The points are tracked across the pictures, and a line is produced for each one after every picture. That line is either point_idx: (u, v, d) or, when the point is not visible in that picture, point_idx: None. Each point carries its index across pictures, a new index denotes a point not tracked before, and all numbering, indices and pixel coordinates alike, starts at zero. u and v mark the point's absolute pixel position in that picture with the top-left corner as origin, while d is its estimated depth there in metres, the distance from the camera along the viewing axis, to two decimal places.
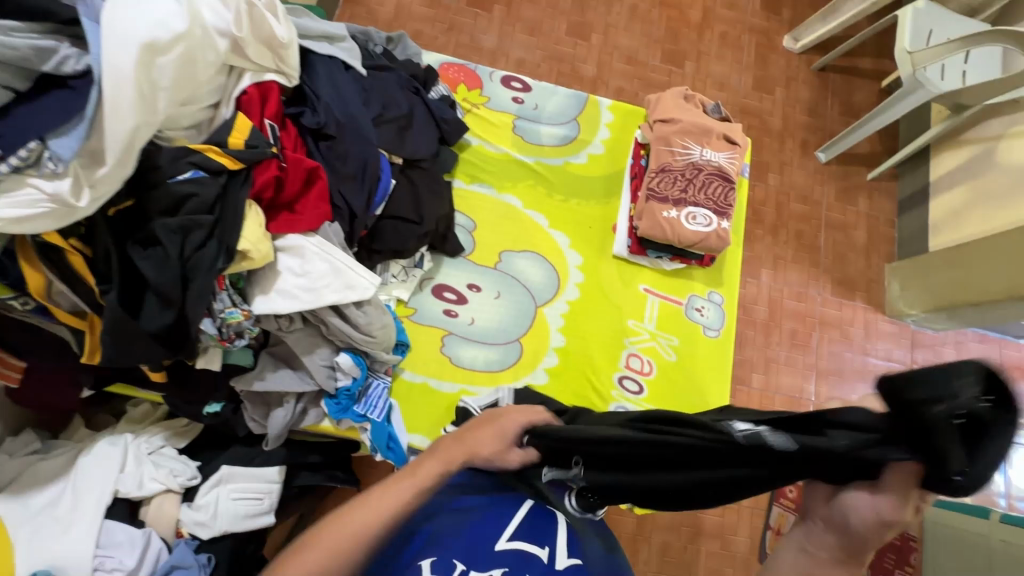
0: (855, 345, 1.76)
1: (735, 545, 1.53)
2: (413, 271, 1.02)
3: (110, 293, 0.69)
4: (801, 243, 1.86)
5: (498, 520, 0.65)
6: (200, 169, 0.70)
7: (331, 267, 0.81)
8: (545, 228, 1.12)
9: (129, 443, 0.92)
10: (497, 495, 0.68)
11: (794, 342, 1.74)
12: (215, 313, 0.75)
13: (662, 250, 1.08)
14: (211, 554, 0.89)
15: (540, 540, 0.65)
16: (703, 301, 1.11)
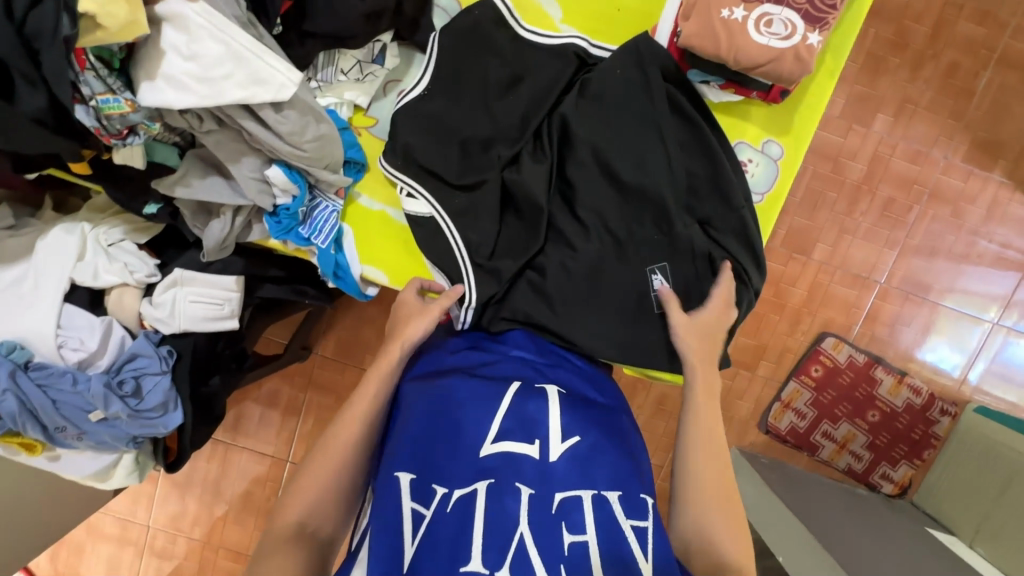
0: (965, 227, 1.39)
1: (736, 410, 1.46)
2: (371, 69, 0.81)
3: None
4: (948, 83, 1.36)
5: (482, 421, 0.64)
6: None
7: (230, 52, 0.62)
8: (555, 22, 0.83)
9: (85, 231, 0.89)
10: (479, 390, 0.67)
11: (886, 213, 1.39)
12: (86, 97, 0.60)
13: (711, 72, 0.77)
14: (172, 348, 0.92)
15: (529, 436, 0.63)
16: (753, 153, 0.84)
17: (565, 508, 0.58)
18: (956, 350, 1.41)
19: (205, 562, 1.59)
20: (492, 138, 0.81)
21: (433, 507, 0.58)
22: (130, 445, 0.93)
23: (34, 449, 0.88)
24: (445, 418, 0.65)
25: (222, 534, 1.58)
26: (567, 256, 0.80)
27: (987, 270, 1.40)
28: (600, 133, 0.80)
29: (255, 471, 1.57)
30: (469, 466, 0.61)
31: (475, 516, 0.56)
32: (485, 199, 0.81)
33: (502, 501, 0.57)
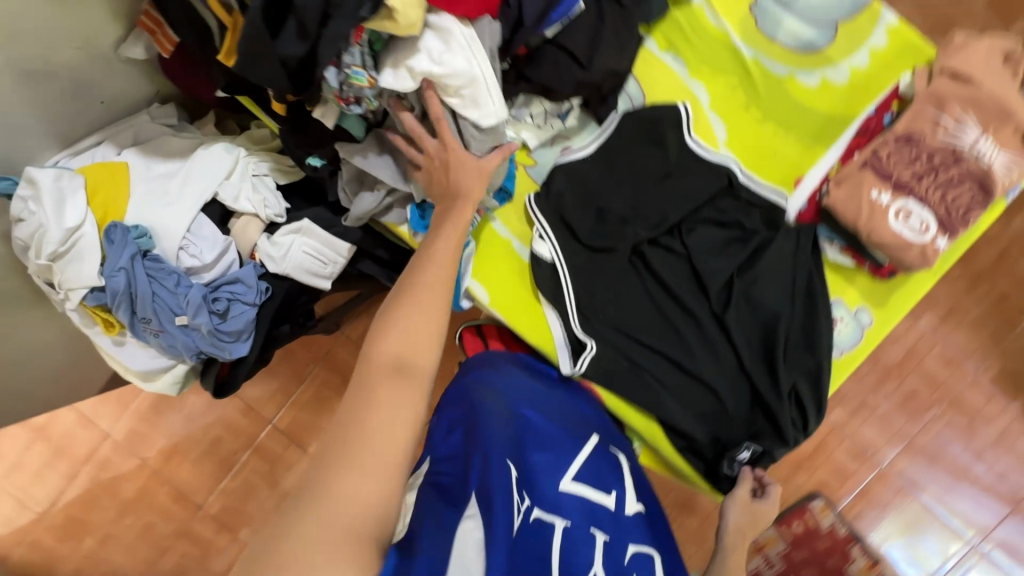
0: (971, 443, 1.46)
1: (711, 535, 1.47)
2: (553, 121, 0.90)
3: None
4: (996, 310, 1.47)
5: (567, 459, 0.78)
6: None
7: (472, 74, 0.71)
8: (718, 141, 0.91)
9: (241, 157, 0.96)
10: (567, 436, 0.82)
11: (907, 403, 1.47)
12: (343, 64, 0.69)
13: (839, 233, 0.87)
14: (269, 287, 0.96)
15: (606, 488, 0.78)
16: (845, 314, 0.91)
17: (637, 562, 0.70)
18: (914, 564, 1.44)
19: (146, 490, 1.55)
20: (630, 218, 0.90)
21: (526, 509, 0.66)
22: (193, 358, 0.95)
23: (110, 329, 0.91)
24: (538, 448, 0.77)
25: (177, 468, 1.56)
26: (659, 377, 0.92)
27: (978, 495, 1.45)
28: (722, 250, 0.90)
29: (236, 420, 1.57)
30: (552, 492, 0.72)
31: (558, 536, 0.66)
32: (610, 264, 0.91)
33: (586, 535, 0.69)
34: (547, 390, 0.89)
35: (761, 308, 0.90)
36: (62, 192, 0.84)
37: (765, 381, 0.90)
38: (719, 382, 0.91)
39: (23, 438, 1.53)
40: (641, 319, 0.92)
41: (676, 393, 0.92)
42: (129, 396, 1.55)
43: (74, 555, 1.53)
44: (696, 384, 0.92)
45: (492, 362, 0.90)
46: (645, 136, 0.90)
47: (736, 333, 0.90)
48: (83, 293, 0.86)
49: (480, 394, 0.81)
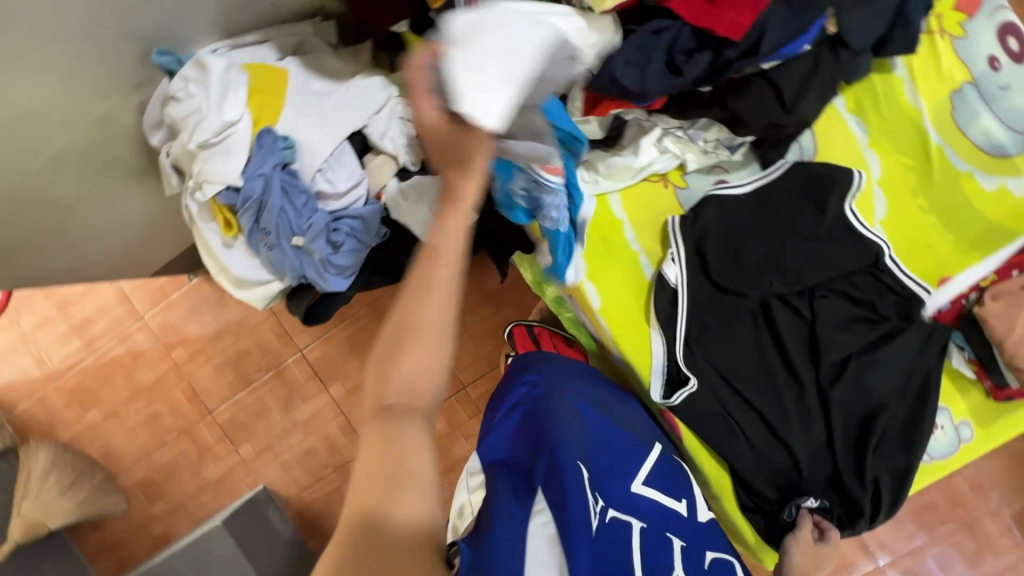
0: (950, 549, 1.54)
1: None
2: (721, 151, 0.88)
3: None
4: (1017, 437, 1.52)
5: (636, 464, 0.83)
6: None
7: (509, 51, 0.52)
8: (874, 218, 0.89)
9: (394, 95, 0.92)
10: (635, 442, 0.86)
11: (921, 513, 1.54)
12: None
13: (975, 343, 0.85)
14: (387, 232, 0.95)
15: (677, 494, 0.83)
16: (947, 422, 0.89)
17: (714, 566, 0.76)
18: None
19: (161, 382, 1.48)
20: (767, 269, 0.88)
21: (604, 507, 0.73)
22: (294, 280, 0.93)
23: (229, 229, 0.92)
24: (608, 451, 0.82)
25: (197, 369, 1.47)
26: (745, 432, 0.89)
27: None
28: (845, 321, 0.88)
29: (267, 339, 1.45)
30: (624, 492, 0.78)
31: (634, 538, 0.72)
32: (732, 308, 0.89)
33: (662, 537, 0.74)
34: (622, 407, 0.91)
35: (868, 394, 0.88)
36: (231, 69, 0.85)
37: (850, 465, 0.88)
38: (804, 452, 0.88)
39: (50, 298, 1.47)
40: (746, 366, 0.90)
41: (761, 448, 0.89)
42: (170, 288, 1.46)
43: (78, 423, 1.49)
44: (780, 448, 0.89)
45: (557, 364, 0.90)
46: (806, 189, 0.87)
47: (835, 407, 0.88)
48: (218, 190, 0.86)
49: (547, 395, 0.85)
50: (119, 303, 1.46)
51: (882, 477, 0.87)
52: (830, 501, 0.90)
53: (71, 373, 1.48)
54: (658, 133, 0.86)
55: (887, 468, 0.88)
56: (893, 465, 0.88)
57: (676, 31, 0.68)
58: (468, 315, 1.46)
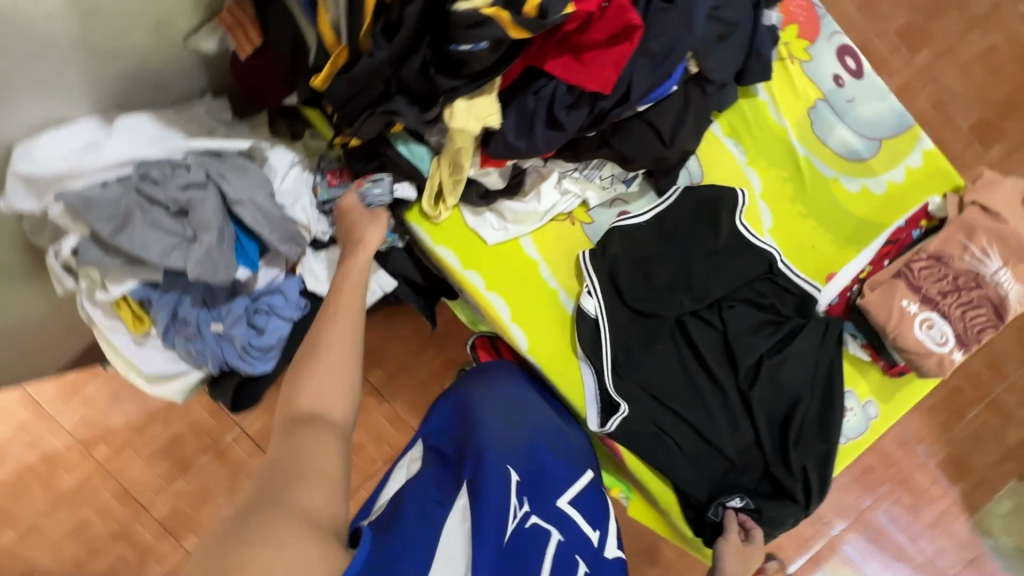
0: (897, 511, 1.67)
1: None
2: (618, 185, 0.93)
3: (378, 51, 0.70)
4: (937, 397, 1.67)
5: (565, 484, 0.82)
6: (485, 43, 0.65)
7: (84, 146, 0.80)
8: (763, 228, 0.97)
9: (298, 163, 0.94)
10: (565, 461, 0.85)
11: (864, 477, 1.65)
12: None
13: (864, 331, 0.94)
14: (308, 303, 0.93)
15: (595, 524, 0.80)
16: (855, 404, 0.98)
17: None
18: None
19: (85, 485, 1.33)
20: (676, 287, 0.93)
21: (522, 515, 0.72)
22: (215, 367, 0.89)
23: (138, 325, 0.86)
24: (533, 471, 0.80)
25: (125, 464, 1.34)
26: (680, 444, 0.93)
27: (913, 569, 1.66)
28: (752, 318, 0.95)
29: (200, 419, 1.36)
30: (546, 509, 0.77)
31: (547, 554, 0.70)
32: (652, 330, 0.93)
33: (570, 561, 0.72)
34: (563, 429, 0.91)
35: (782, 393, 0.94)
36: (109, 132, 0.82)
37: (775, 466, 0.93)
38: (734, 445, 0.94)
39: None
40: (664, 376, 0.94)
41: (698, 454, 0.94)
42: (83, 380, 1.32)
43: None
44: (703, 459, 0.94)
45: (502, 375, 0.92)
46: (695, 209, 0.94)
47: (756, 408, 0.94)
48: (133, 286, 0.82)
49: (485, 410, 0.84)
50: (27, 406, 1.30)
51: (801, 469, 0.93)
52: (760, 495, 0.95)
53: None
54: (556, 176, 0.90)
55: (805, 460, 0.94)
56: (813, 452, 0.94)
57: (553, 88, 0.72)
58: (412, 360, 1.44)
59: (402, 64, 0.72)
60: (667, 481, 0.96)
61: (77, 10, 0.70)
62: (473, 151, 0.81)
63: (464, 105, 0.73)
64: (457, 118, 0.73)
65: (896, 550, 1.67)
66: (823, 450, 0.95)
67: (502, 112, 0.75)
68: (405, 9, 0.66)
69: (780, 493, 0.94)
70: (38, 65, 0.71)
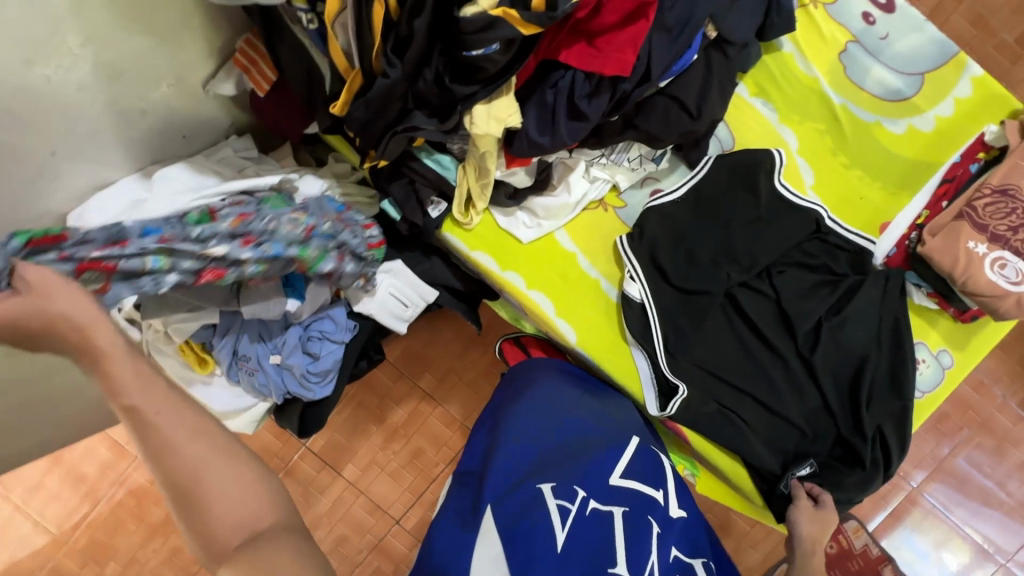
0: (989, 461, 1.59)
1: (745, 556, 1.48)
2: (647, 164, 0.91)
3: (393, 69, 0.69)
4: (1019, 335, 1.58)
5: (612, 460, 0.83)
6: (497, 46, 0.65)
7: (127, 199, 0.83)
8: (804, 186, 0.93)
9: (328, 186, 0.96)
10: (607, 439, 0.86)
11: (940, 426, 1.58)
12: (223, 253, 0.68)
13: (929, 279, 0.89)
14: (355, 324, 0.96)
15: (655, 485, 0.82)
16: (927, 355, 0.93)
17: (680, 563, 0.74)
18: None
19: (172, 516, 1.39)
20: (720, 260, 0.91)
21: (576, 505, 0.74)
22: (280, 397, 0.93)
23: (203, 366, 0.91)
24: (572, 463, 0.81)
25: None
26: (745, 419, 0.91)
27: (1004, 516, 1.58)
28: (797, 277, 0.92)
29: (267, 442, 1.42)
30: (598, 488, 0.78)
31: (609, 533, 0.72)
32: (700, 307, 0.91)
33: (640, 525, 0.74)
34: (606, 413, 0.91)
35: (846, 351, 0.91)
36: (150, 185, 0.86)
37: (844, 426, 0.91)
38: (798, 412, 0.91)
39: (35, 463, 1.35)
40: (719, 351, 0.92)
41: (760, 424, 0.91)
42: None
43: None
44: (766, 429, 0.92)
45: (532, 378, 0.93)
46: (732, 176, 0.91)
47: (821, 369, 0.90)
48: (192, 330, 0.85)
49: (518, 416, 0.86)
50: (109, 448, 1.35)
51: (875, 428, 0.90)
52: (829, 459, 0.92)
53: (79, 533, 1.36)
54: (582, 166, 0.88)
55: (876, 416, 0.90)
56: (884, 407, 0.91)
57: (571, 78, 0.70)
58: (460, 363, 1.45)
59: (418, 79, 0.72)
60: (735, 455, 0.94)
61: (103, 73, 0.72)
62: (497, 152, 0.80)
63: (483, 110, 0.73)
64: (478, 123, 0.73)
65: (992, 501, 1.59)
66: (895, 403, 0.91)
67: (521, 109, 0.74)
68: (413, 21, 0.65)
69: (850, 454, 0.91)
70: (74, 132, 0.74)
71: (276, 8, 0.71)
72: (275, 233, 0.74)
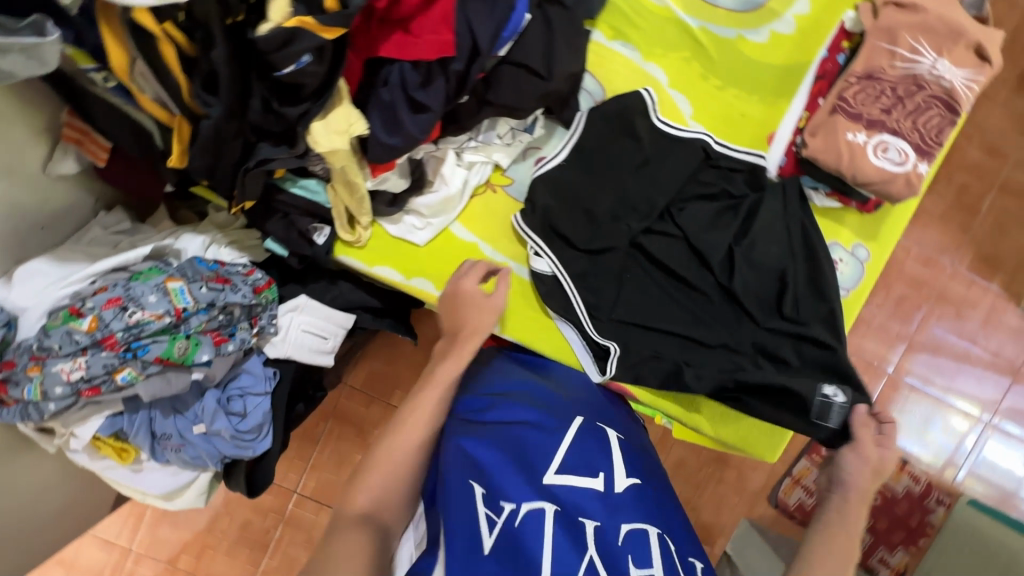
0: (964, 329, 1.62)
1: (750, 481, 1.50)
2: (521, 136, 0.88)
3: (214, 107, 0.65)
4: (960, 202, 1.62)
5: (552, 448, 0.76)
6: (305, 59, 0.61)
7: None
8: (685, 117, 0.91)
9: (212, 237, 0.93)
10: (546, 425, 0.79)
11: (902, 306, 1.61)
12: (86, 373, 0.72)
13: (823, 180, 0.88)
14: (276, 370, 0.92)
15: (597, 468, 0.75)
16: (844, 253, 0.93)
17: (630, 541, 0.68)
18: (931, 453, 1.58)
19: None
20: (620, 213, 0.89)
21: (503, 516, 0.67)
22: (218, 464, 0.91)
23: (124, 457, 0.85)
24: (511, 458, 0.74)
25: (209, 565, 1.32)
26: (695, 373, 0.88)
27: (983, 373, 1.61)
28: (701, 207, 0.90)
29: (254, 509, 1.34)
30: (535, 488, 0.71)
31: (541, 534, 0.65)
32: (610, 264, 0.90)
33: (573, 522, 0.68)
34: (553, 394, 0.87)
35: (766, 271, 0.90)
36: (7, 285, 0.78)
37: (797, 346, 0.89)
38: (749, 342, 0.90)
39: None
40: (643, 299, 0.91)
41: (726, 369, 0.88)
42: (140, 506, 1.33)
43: None
44: (731, 373, 0.88)
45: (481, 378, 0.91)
46: (609, 126, 0.88)
47: (746, 294, 0.89)
48: (99, 422, 0.79)
49: (460, 419, 0.82)
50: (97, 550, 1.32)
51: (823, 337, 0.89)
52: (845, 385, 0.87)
53: None
54: (453, 154, 0.85)
55: (817, 326, 0.90)
56: (824, 313, 0.90)
57: (398, 71, 0.67)
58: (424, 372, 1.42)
59: (247, 107, 0.67)
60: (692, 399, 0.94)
61: None
62: (357, 163, 0.77)
63: (322, 124, 0.69)
64: (321, 142, 0.69)
65: (980, 368, 1.61)
66: (829, 306, 0.90)
67: (363, 114, 0.70)
68: (210, 53, 0.60)
69: (825, 361, 0.88)
70: None
71: (67, 71, 0.65)
72: (140, 333, 0.74)
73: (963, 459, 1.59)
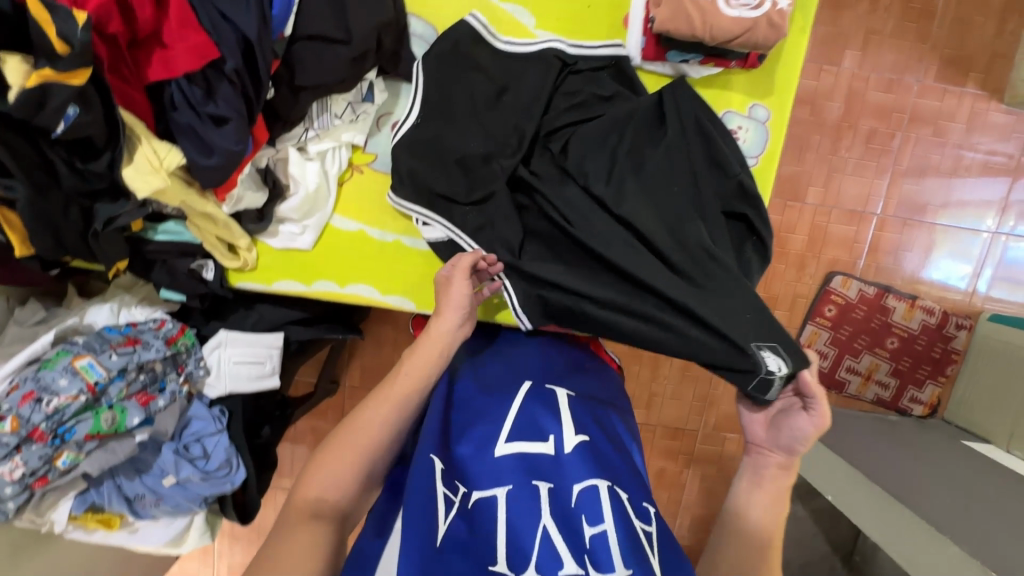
0: (948, 142, 1.42)
1: None
2: (363, 107, 0.83)
3: (16, 187, 0.63)
4: (910, 7, 1.38)
5: (500, 418, 0.68)
6: (71, 112, 0.58)
7: None
8: (529, 30, 0.85)
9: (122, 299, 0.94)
10: (495, 396, 0.72)
11: (872, 146, 1.42)
12: (27, 469, 0.75)
13: (688, 50, 0.79)
14: (223, 407, 0.95)
15: (543, 435, 0.66)
16: (741, 120, 0.87)
17: (582, 500, 0.60)
18: (947, 277, 1.46)
19: None
20: (491, 153, 0.82)
21: (460, 496, 0.62)
22: (203, 505, 0.95)
23: (112, 524, 0.92)
24: (459, 437, 0.67)
25: None
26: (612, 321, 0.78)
27: (978, 180, 1.43)
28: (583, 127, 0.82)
29: None
30: (486, 469, 0.63)
31: (499, 511, 0.59)
32: (499, 213, 0.82)
33: (524, 496, 0.60)
34: (504, 364, 0.79)
35: (663, 187, 0.80)
36: None
37: (723, 274, 0.74)
38: (669, 276, 0.75)
39: None
40: (540, 245, 0.82)
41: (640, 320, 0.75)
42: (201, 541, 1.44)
43: None
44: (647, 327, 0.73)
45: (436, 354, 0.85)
46: (450, 65, 0.82)
47: (651, 231, 0.77)
48: (70, 503, 0.85)
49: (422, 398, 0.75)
50: None
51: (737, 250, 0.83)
52: (777, 345, 0.71)
53: None
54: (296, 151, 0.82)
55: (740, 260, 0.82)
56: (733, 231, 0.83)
57: (177, 89, 0.65)
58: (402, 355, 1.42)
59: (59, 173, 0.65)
60: None
61: None
62: (196, 191, 0.75)
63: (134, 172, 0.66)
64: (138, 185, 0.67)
65: (981, 180, 1.44)
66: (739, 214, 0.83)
67: (175, 146, 0.68)
68: None
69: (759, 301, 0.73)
70: None
71: None
72: (63, 418, 0.77)
73: (981, 273, 1.46)
